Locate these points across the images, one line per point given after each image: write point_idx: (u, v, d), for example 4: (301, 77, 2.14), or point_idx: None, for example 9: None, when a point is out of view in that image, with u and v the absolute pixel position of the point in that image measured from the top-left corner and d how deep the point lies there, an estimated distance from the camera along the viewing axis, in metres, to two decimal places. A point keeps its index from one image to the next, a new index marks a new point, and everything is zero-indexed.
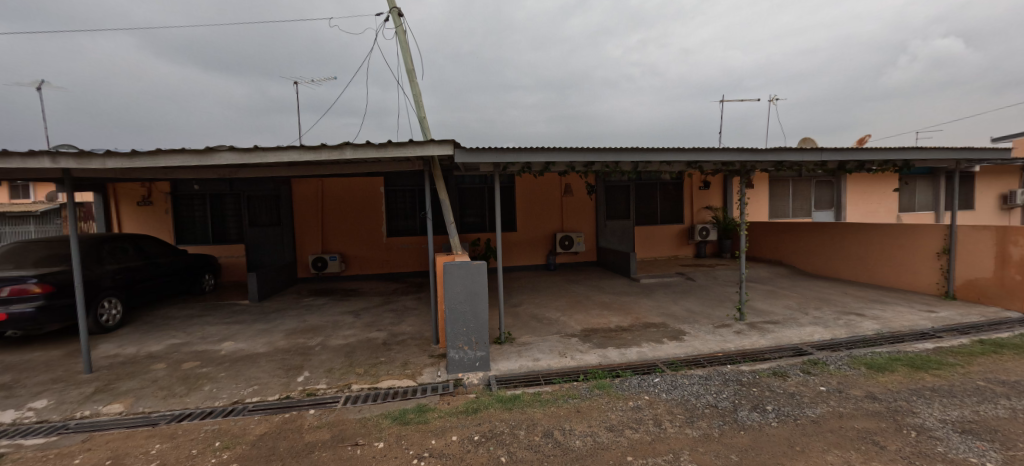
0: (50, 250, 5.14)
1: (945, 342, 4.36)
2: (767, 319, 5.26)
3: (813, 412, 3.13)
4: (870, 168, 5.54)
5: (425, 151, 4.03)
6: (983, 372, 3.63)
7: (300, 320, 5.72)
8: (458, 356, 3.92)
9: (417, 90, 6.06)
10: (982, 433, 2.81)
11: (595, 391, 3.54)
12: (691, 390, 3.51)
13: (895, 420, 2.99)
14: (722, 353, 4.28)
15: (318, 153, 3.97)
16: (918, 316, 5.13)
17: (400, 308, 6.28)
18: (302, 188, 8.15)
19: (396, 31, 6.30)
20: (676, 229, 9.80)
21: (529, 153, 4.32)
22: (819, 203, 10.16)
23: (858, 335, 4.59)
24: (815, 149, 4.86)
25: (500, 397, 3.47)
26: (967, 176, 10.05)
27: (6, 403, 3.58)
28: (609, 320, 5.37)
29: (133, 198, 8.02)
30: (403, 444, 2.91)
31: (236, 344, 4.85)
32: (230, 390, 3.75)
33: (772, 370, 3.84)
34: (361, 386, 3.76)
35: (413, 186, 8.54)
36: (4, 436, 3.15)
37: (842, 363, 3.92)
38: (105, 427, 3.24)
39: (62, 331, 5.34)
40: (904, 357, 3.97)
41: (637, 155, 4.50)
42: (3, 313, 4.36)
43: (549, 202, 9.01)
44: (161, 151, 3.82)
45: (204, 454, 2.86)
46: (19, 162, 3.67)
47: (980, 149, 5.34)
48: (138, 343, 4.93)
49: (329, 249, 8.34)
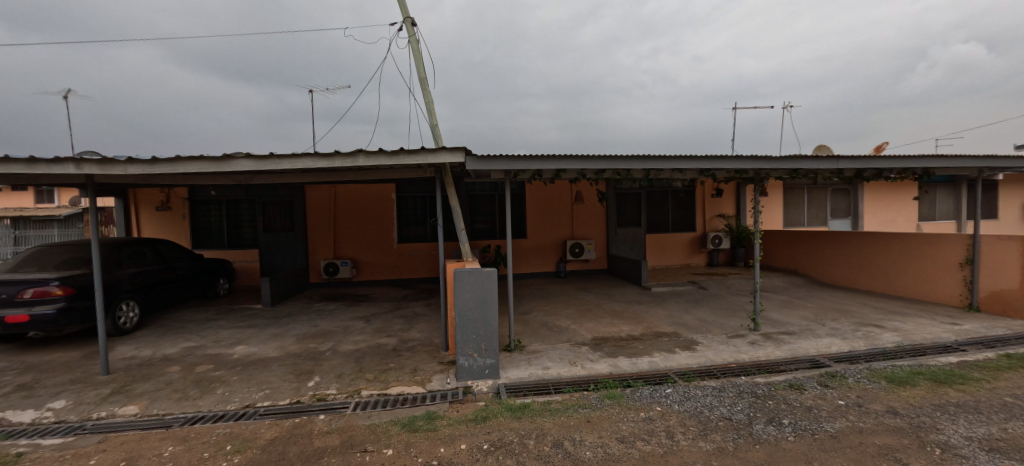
0: (73, 254, 5.26)
1: (969, 356, 4.22)
2: (782, 330, 5.15)
3: (832, 426, 3.05)
4: (888, 176, 5.44)
5: (437, 159, 4.05)
6: (1011, 388, 3.50)
7: (311, 325, 5.77)
8: (468, 363, 3.90)
9: (430, 99, 6.11)
10: (1010, 451, 2.71)
11: (606, 401, 3.49)
12: (704, 402, 3.44)
13: (919, 437, 2.89)
14: (735, 364, 4.20)
15: (332, 161, 4.02)
16: (941, 328, 4.98)
17: (411, 314, 6.31)
18: (316, 193, 8.24)
19: (409, 40, 6.38)
20: (688, 237, 9.70)
21: (540, 161, 4.31)
22: (835, 212, 9.99)
23: (878, 348, 4.47)
24: (831, 157, 4.77)
25: (509, 406, 3.44)
26: (991, 185, 9.76)
27: (27, 403, 3.66)
28: (620, 329, 5.31)
29: (153, 203, 8.19)
30: (412, 452, 2.89)
31: (248, 348, 4.90)
32: (242, 394, 3.79)
33: (789, 383, 3.75)
34: (371, 393, 3.77)
35: (424, 193, 8.58)
36: (24, 435, 3.21)
37: (861, 376, 3.82)
38: (120, 429, 3.29)
39: (80, 333, 5.45)
40: (926, 371, 3.85)
41: (650, 162, 4.46)
42: (26, 314, 4.49)
43: (560, 209, 9.00)
44: (180, 158, 3.90)
45: (216, 457, 2.89)
46: (45, 169, 3.78)
47: (1003, 158, 5.19)
48: (154, 345, 5.01)
49: (341, 254, 8.41)
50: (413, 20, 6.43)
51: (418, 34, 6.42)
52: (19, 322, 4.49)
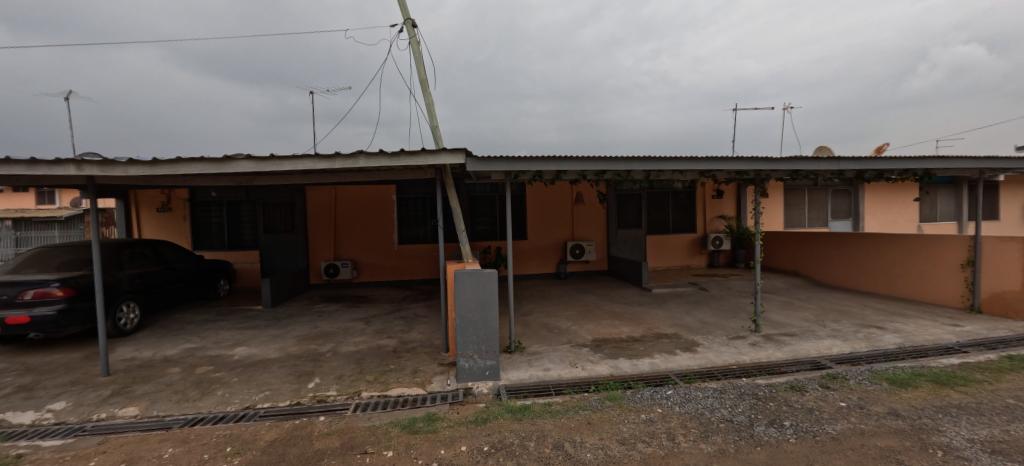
0: (73, 255, 5.26)
1: (971, 357, 4.20)
2: (783, 331, 5.13)
3: (834, 428, 3.04)
4: (889, 177, 5.43)
5: (437, 160, 4.04)
6: (1013, 390, 3.49)
7: (311, 326, 5.76)
8: (468, 365, 3.89)
9: (430, 99, 6.12)
10: (1012, 454, 2.69)
11: (606, 403, 3.48)
12: (705, 404, 3.43)
13: (921, 439, 2.88)
14: (737, 365, 4.19)
15: (333, 162, 4.02)
16: (942, 329, 4.97)
17: (411, 315, 6.30)
18: (316, 194, 8.25)
19: (409, 42, 6.39)
20: (688, 238, 9.68)
21: (540, 162, 4.31)
22: (836, 213, 9.97)
23: (879, 349, 4.46)
24: (832, 158, 4.76)
25: (510, 407, 3.44)
26: (992, 186, 9.75)
27: (28, 404, 3.66)
28: (621, 330, 5.30)
29: (153, 204, 8.20)
30: (413, 453, 2.89)
31: (248, 350, 4.89)
32: (242, 395, 3.78)
33: (790, 384, 3.74)
34: (371, 394, 3.77)
35: (425, 194, 8.58)
36: (24, 437, 3.21)
37: (862, 377, 3.81)
38: (120, 430, 3.29)
39: (80, 335, 5.45)
40: (928, 373, 3.83)
41: (650, 164, 4.45)
42: (26, 316, 4.50)
43: (560, 210, 8.99)
44: (181, 159, 3.90)
45: (216, 459, 2.88)
46: (46, 170, 3.79)
47: (1005, 159, 5.18)
48: (154, 347, 5.01)
49: (341, 255, 8.40)
50: (414, 21, 6.43)
51: (418, 35, 6.42)
52: (20, 323, 4.49)
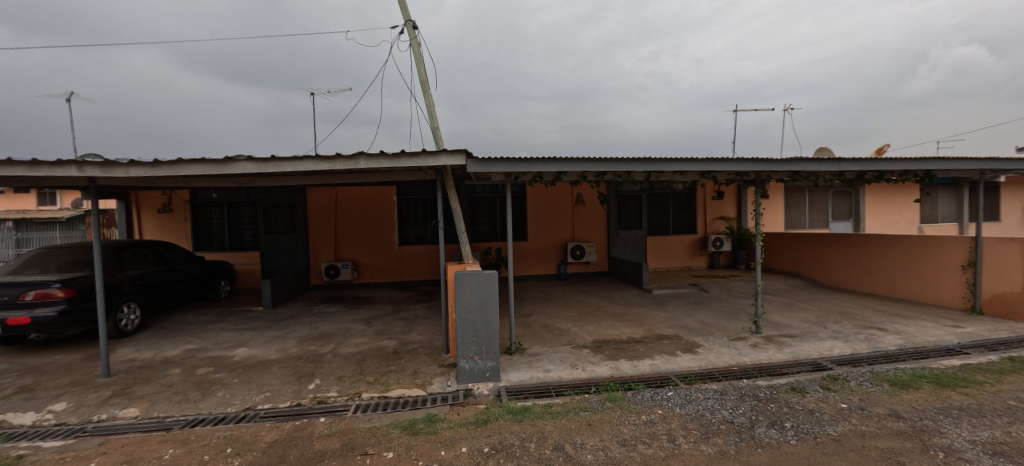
0: (75, 256, 5.27)
1: (973, 358, 4.20)
2: (784, 332, 5.13)
3: (835, 429, 3.03)
4: (890, 178, 5.42)
5: (437, 162, 4.05)
6: (1014, 391, 3.48)
7: (312, 327, 5.76)
8: (468, 366, 3.89)
9: (431, 101, 6.13)
10: (1013, 455, 2.68)
11: (607, 404, 3.48)
12: (705, 405, 3.43)
13: (922, 440, 2.87)
14: (737, 366, 4.19)
15: (333, 163, 4.02)
16: (944, 331, 4.96)
17: (411, 316, 6.30)
18: (317, 196, 8.26)
19: (410, 43, 6.40)
20: (688, 239, 9.68)
21: (540, 163, 4.31)
22: (836, 214, 9.97)
23: (880, 351, 4.45)
24: (832, 159, 4.76)
25: (510, 408, 3.43)
26: (993, 187, 9.74)
27: (28, 405, 3.66)
28: (621, 331, 5.30)
29: (154, 205, 8.21)
30: (413, 455, 2.89)
31: (249, 351, 4.89)
32: (242, 396, 3.79)
33: (791, 386, 3.73)
34: (372, 395, 3.77)
35: (425, 195, 8.59)
36: (24, 438, 3.21)
37: (863, 379, 3.80)
38: (120, 431, 3.29)
39: (81, 336, 5.45)
40: (929, 374, 3.83)
41: (650, 165, 4.45)
42: (26, 317, 4.49)
43: (560, 211, 8.99)
44: (181, 161, 3.91)
45: (216, 460, 2.88)
46: (47, 171, 3.81)
47: (1005, 160, 5.18)
48: (155, 348, 5.01)
49: (342, 256, 8.41)
50: (414, 23, 6.45)
51: (418, 37, 6.44)
52: (20, 324, 4.50)
